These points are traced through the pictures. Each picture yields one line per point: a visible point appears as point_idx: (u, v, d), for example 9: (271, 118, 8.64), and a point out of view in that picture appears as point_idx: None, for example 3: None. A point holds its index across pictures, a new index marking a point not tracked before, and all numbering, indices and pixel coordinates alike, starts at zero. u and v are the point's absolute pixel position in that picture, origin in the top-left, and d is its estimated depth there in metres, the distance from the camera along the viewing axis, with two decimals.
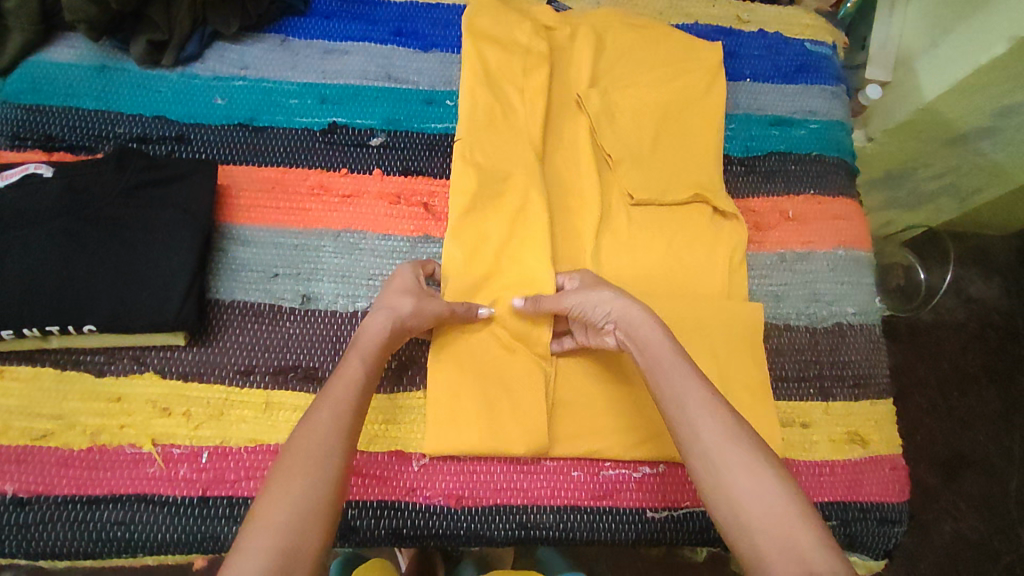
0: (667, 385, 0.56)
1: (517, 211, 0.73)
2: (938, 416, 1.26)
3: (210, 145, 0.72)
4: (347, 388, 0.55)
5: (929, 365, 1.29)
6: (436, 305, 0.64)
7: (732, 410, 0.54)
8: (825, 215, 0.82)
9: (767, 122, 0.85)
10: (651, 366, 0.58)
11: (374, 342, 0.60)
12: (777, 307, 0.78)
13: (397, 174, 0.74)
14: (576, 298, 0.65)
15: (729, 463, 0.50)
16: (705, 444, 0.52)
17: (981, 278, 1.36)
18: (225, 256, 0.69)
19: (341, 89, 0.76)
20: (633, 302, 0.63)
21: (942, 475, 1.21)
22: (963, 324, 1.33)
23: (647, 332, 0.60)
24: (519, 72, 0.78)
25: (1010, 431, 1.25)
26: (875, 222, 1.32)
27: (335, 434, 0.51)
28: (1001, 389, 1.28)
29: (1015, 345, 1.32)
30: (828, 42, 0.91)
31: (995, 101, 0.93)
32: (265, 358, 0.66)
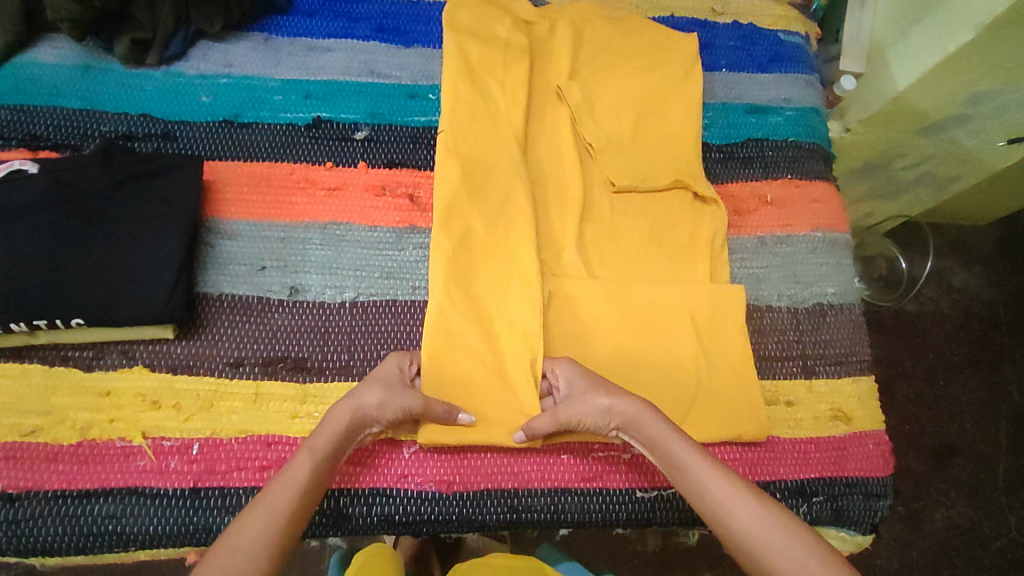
0: (691, 483, 0.57)
1: (501, 202, 0.74)
2: (925, 405, 1.28)
3: (195, 141, 0.73)
4: (286, 488, 0.53)
5: (913, 354, 1.32)
6: (404, 398, 0.62)
7: (754, 492, 0.55)
8: (803, 198, 0.83)
9: (744, 110, 0.87)
10: (667, 463, 0.59)
11: (326, 438, 0.58)
12: (759, 288, 0.79)
13: (382, 166, 0.75)
14: (578, 412, 0.63)
15: (772, 552, 0.50)
16: (739, 535, 0.52)
17: (961, 265, 1.39)
18: (213, 250, 0.69)
19: (325, 85, 0.77)
20: (628, 401, 0.62)
21: (930, 463, 1.23)
22: (944, 310, 1.35)
23: (653, 431, 0.60)
24: (499, 66, 0.80)
25: (996, 419, 1.28)
26: (857, 213, 1.35)
27: (262, 538, 0.49)
28: (985, 377, 1.31)
29: (995, 330, 1.34)
30: (801, 32, 0.93)
31: (969, 89, 0.96)
32: (254, 349, 0.66)
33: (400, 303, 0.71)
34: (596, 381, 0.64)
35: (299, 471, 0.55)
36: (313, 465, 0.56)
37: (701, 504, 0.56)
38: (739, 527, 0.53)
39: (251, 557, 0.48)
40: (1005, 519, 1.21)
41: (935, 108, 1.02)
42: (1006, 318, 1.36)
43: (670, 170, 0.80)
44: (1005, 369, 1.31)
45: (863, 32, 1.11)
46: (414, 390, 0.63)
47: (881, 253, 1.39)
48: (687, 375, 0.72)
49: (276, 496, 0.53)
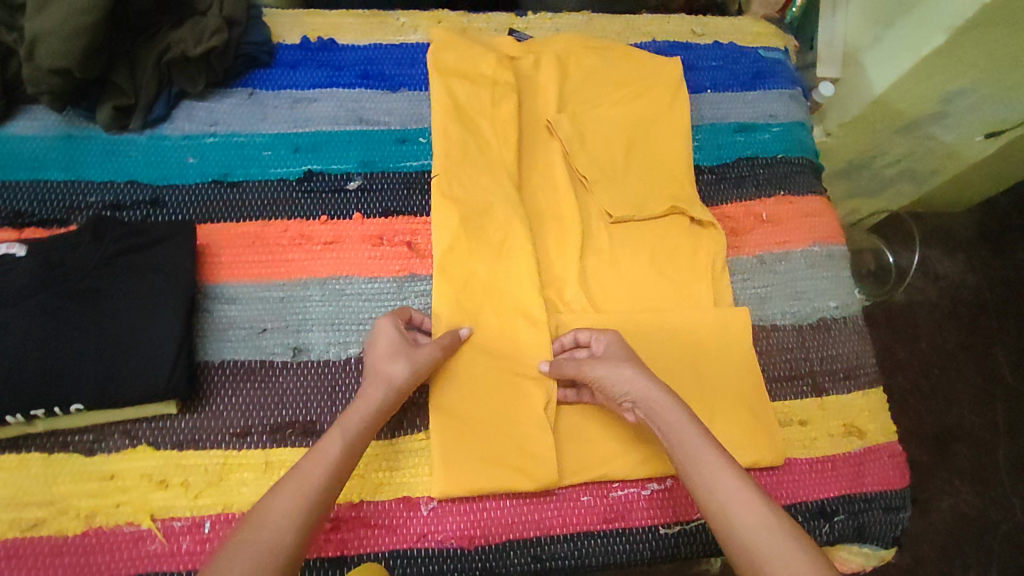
0: (698, 475, 0.56)
1: (500, 242, 0.74)
2: (923, 396, 1.29)
3: (186, 205, 0.71)
4: (316, 467, 0.54)
5: (906, 346, 1.33)
6: (425, 352, 0.63)
7: (761, 493, 0.54)
8: (798, 214, 0.84)
9: (733, 129, 0.87)
10: (676, 450, 0.58)
11: (357, 418, 0.59)
12: (763, 308, 0.79)
13: (378, 216, 0.74)
14: (600, 368, 0.63)
15: (773, 560, 0.49)
16: (740, 534, 0.52)
17: (945, 254, 1.41)
18: (212, 316, 0.68)
19: (314, 136, 0.76)
20: (654, 383, 0.61)
21: (934, 452, 1.24)
22: (934, 301, 1.37)
23: (670, 417, 0.59)
24: (488, 104, 0.79)
25: (993, 403, 1.29)
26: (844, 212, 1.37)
27: (291, 519, 0.51)
28: (978, 363, 1.32)
29: (983, 316, 1.36)
30: (780, 47, 0.95)
31: (941, 90, 1.02)
32: (261, 416, 0.65)
33: None
34: (629, 356, 0.65)
35: (330, 449, 0.56)
36: (343, 443, 0.57)
37: (704, 495, 0.55)
38: (741, 525, 0.52)
39: (284, 530, 0.50)
40: (1010, 502, 1.22)
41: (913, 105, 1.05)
42: (993, 303, 1.38)
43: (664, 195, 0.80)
44: (996, 353, 1.33)
45: (837, 39, 1.16)
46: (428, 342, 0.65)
47: (869, 247, 1.41)
48: (699, 403, 0.71)
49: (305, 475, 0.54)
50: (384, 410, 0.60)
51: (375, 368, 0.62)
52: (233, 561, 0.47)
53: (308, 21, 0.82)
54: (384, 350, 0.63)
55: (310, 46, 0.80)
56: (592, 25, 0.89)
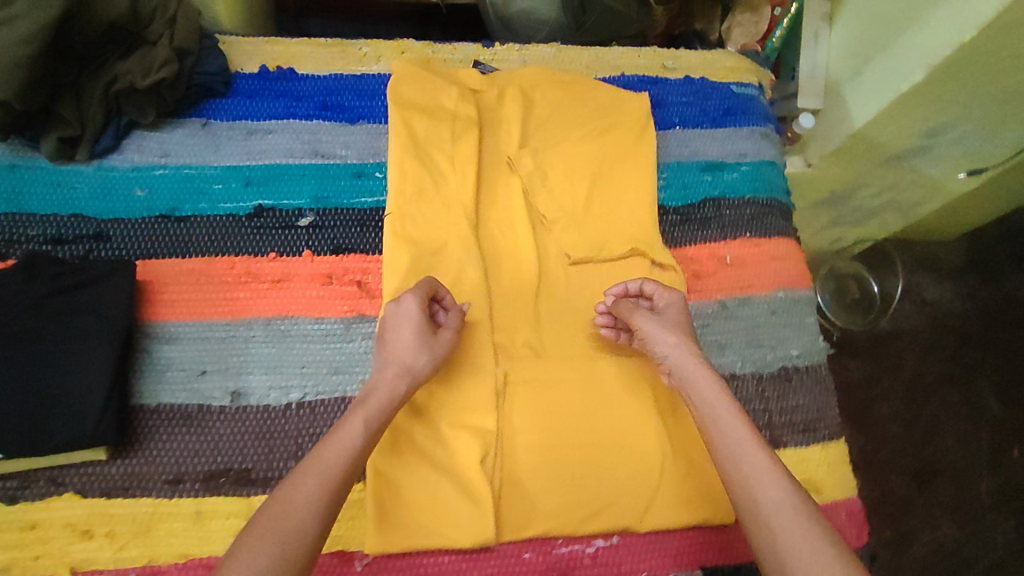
0: (725, 446, 0.59)
1: (452, 284, 0.72)
2: (905, 426, 1.30)
3: (130, 240, 0.69)
4: (337, 452, 0.55)
5: (892, 375, 1.34)
6: (443, 342, 0.65)
7: (785, 472, 0.57)
8: (763, 256, 0.82)
9: (700, 168, 0.85)
10: (706, 420, 0.61)
11: (379, 404, 0.59)
12: (722, 356, 0.77)
13: (329, 254, 0.72)
14: (648, 327, 0.67)
15: (789, 534, 0.52)
16: (761, 507, 0.54)
17: (934, 282, 1.42)
18: (150, 356, 0.66)
19: (266, 170, 0.74)
20: (694, 354, 0.65)
21: (913, 486, 1.25)
22: (921, 330, 1.38)
23: (706, 390, 0.62)
24: (447, 139, 0.77)
25: (977, 436, 1.30)
26: (827, 238, 1.39)
27: (311, 507, 0.52)
28: (963, 394, 1.33)
29: (970, 347, 1.36)
30: (754, 83, 0.92)
31: (925, 122, 1.02)
32: (195, 463, 0.63)
33: (350, 400, 0.68)
34: (681, 325, 0.68)
35: (351, 433, 0.57)
36: (362, 427, 0.58)
37: (729, 466, 0.58)
38: (763, 499, 0.55)
39: (304, 519, 0.52)
40: (991, 536, 1.23)
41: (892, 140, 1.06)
42: (979, 332, 1.38)
43: (625, 238, 0.78)
44: (982, 384, 1.34)
45: (819, 69, 1.12)
46: (445, 329, 0.66)
47: (853, 274, 1.41)
48: (652, 456, 0.69)
49: (325, 461, 0.55)
50: (401, 399, 0.61)
51: (391, 355, 0.63)
52: (253, 553, 0.49)
53: (267, 49, 0.79)
54: (405, 340, 0.63)
55: (268, 76, 0.78)
56: (561, 58, 0.87)
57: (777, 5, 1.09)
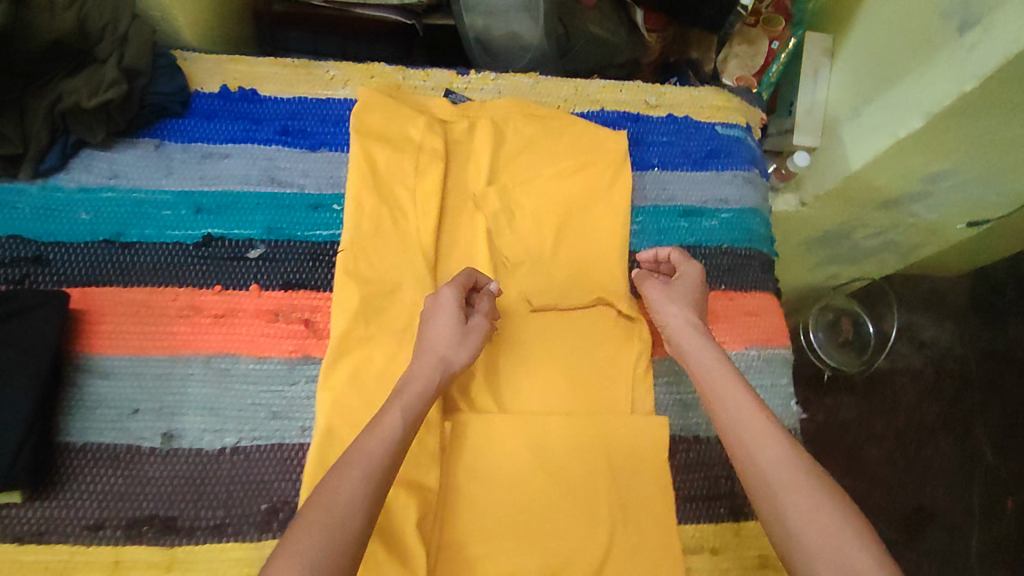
0: (723, 410, 0.62)
1: (404, 327, 0.69)
2: (896, 469, 1.32)
3: (69, 266, 0.66)
4: (378, 445, 0.54)
5: (885, 418, 1.36)
6: (477, 328, 0.66)
7: (784, 432, 0.58)
8: (738, 310, 0.78)
9: (677, 213, 0.81)
10: (707, 386, 0.64)
11: (416, 397, 0.59)
12: (686, 417, 0.73)
13: (277, 290, 0.69)
14: (656, 299, 0.72)
15: (787, 491, 0.54)
16: (760, 465, 0.56)
17: (933, 322, 1.44)
18: (81, 392, 0.63)
19: (218, 197, 0.71)
20: (697, 324, 0.69)
21: (902, 532, 1.27)
22: (919, 371, 1.40)
23: (709, 358, 0.66)
24: (410, 172, 0.74)
25: (970, 483, 1.32)
26: (822, 275, 1.35)
27: (356, 502, 0.51)
28: (957, 440, 1.35)
29: (968, 392, 1.39)
30: (741, 123, 0.89)
31: (924, 170, 0.97)
32: (118, 509, 0.60)
33: (288, 447, 0.65)
34: (691, 296, 0.71)
35: (389, 426, 0.56)
36: (401, 420, 0.57)
37: (728, 429, 0.60)
38: (760, 457, 0.57)
39: (350, 511, 0.50)
40: None
41: (891, 184, 1.01)
42: (979, 376, 1.40)
43: (591, 286, 0.75)
44: (977, 430, 1.36)
45: (817, 105, 1.08)
46: (479, 316, 0.67)
47: (847, 314, 1.39)
48: (603, 524, 0.65)
49: (370, 454, 0.54)
50: (436, 391, 0.61)
51: (431, 347, 0.63)
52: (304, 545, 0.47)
53: (229, 68, 0.77)
54: (441, 333, 0.63)
55: (229, 96, 0.75)
56: (538, 89, 0.84)
57: (775, 38, 1.05)
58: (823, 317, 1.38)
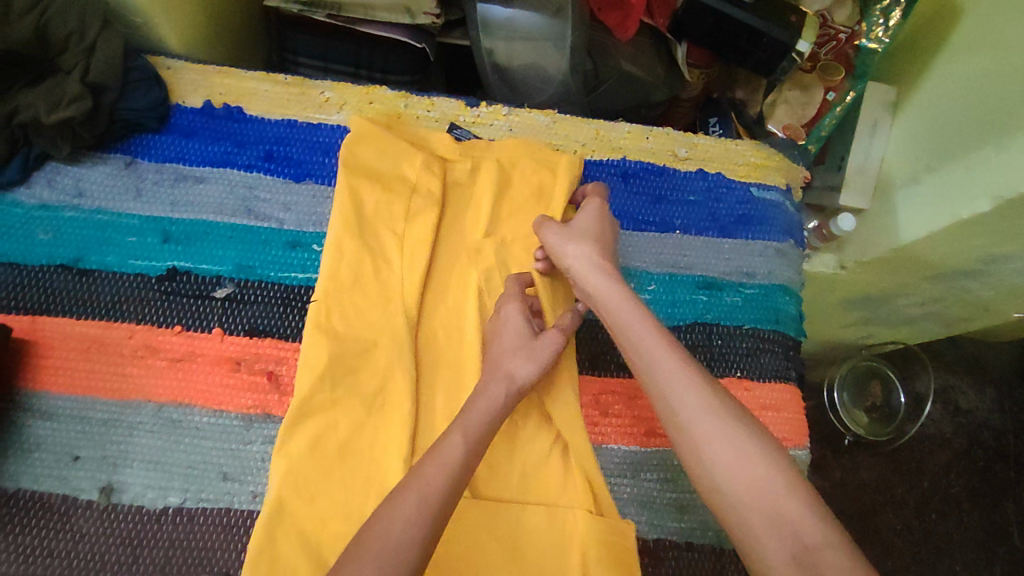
0: (638, 357, 0.57)
1: (375, 392, 0.62)
2: (913, 540, 1.23)
3: (22, 290, 0.62)
4: (437, 472, 0.52)
5: (907, 484, 1.27)
6: (548, 339, 0.64)
7: (700, 373, 0.55)
8: (753, 404, 0.70)
9: (696, 284, 0.73)
10: (620, 333, 0.59)
11: (480, 421, 0.57)
12: (679, 520, 0.65)
13: (241, 335, 0.64)
14: (556, 241, 0.65)
15: (710, 438, 0.51)
16: (682, 418, 0.53)
17: (973, 388, 1.34)
18: (19, 433, 0.59)
19: (189, 226, 0.66)
20: (604, 265, 0.63)
21: None
22: (950, 440, 1.30)
23: (610, 299, 0.61)
24: (399, 216, 0.68)
25: (994, 562, 1.23)
26: (853, 333, 1.23)
27: (413, 531, 0.48)
28: (984, 515, 1.25)
29: (1005, 467, 1.29)
30: (779, 185, 0.79)
31: (984, 251, 0.86)
32: (42, 568, 0.55)
33: (234, 514, 0.59)
34: (590, 230, 0.66)
35: (452, 453, 0.53)
36: (465, 446, 0.54)
37: (645, 379, 0.56)
38: (681, 407, 0.53)
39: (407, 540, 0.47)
40: None
41: (946, 260, 0.91)
42: (1016, 451, 1.30)
43: (586, 360, 0.69)
44: (1008, 506, 1.26)
45: (871, 164, 0.98)
46: (551, 330, 0.65)
47: (878, 377, 1.28)
48: None
49: (427, 481, 0.51)
50: (502, 411, 0.58)
51: (500, 363, 0.61)
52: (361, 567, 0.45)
53: (217, 81, 0.71)
54: (507, 347, 0.62)
55: (212, 113, 0.70)
56: (554, 130, 0.76)
57: (832, 87, 0.96)
58: (851, 378, 1.30)
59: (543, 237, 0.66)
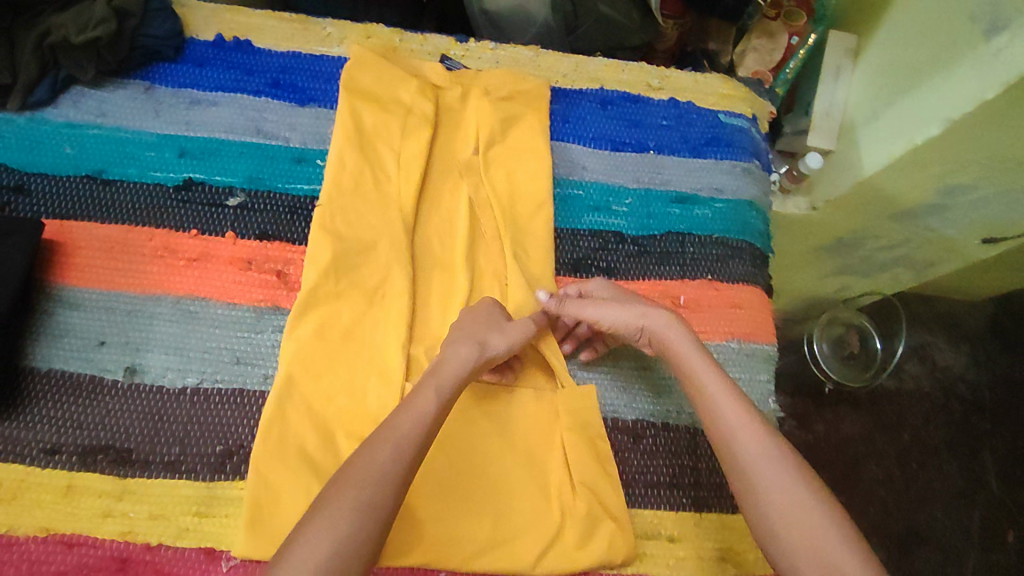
0: (708, 406, 0.62)
1: (376, 287, 0.68)
2: (893, 488, 1.27)
3: (51, 197, 0.67)
4: (410, 422, 0.57)
5: (888, 435, 1.32)
6: (523, 325, 0.67)
7: (767, 427, 0.60)
8: (722, 302, 0.76)
9: (669, 198, 0.79)
10: (690, 382, 0.63)
11: (451, 376, 0.61)
12: (657, 404, 0.72)
13: (252, 239, 0.69)
14: (606, 312, 0.67)
15: (771, 487, 0.56)
16: (746, 466, 0.58)
17: (949, 344, 1.40)
18: (50, 320, 0.64)
19: (204, 142, 0.72)
20: (668, 318, 0.66)
21: (895, 552, 1.22)
22: (927, 393, 1.35)
23: (683, 352, 0.64)
24: (397, 134, 0.74)
25: (971, 507, 1.27)
26: (830, 288, 1.30)
27: (388, 465, 0.54)
28: (962, 464, 1.30)
29: (980, 418, 1.34)
30: (745, 113, 0.86)
31: (941, 182, 0.92)
32: (75, 436, 0.61)
33: (249, 393, 0.65)
34: (632, 297, 0.70)
35: (424, 405, 0.58)
36: (435, 400, 0.59)
37: (714, 426, 0.61)
38: (748, 458, 0.58)
39: (381, 482, 0.53)
40: None
41: (907, 196, 0.97)
42: (992, 404, 1.35)
43: (568, 263, 0.75)
44: (985, 456, 1.31)
45: (835, 108, 1.05)
46: (525, 318, 0.68)
47: (853, 328, 1.34)
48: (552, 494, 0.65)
49: (403, 430, 0.56)
50: (470, 373, 0.62)
51: (472, 334, 0.64)
52: (334, 509, 0.51)
53: (227, 19, 0.77)
54: (484, 323, 0.66)
55: (223, 45, 0.76)
56: (537, 62, 0.83)
57: (795, 32, 1.01)
58: (829, 326, 1.34)
59: (593, 316, 0.67)
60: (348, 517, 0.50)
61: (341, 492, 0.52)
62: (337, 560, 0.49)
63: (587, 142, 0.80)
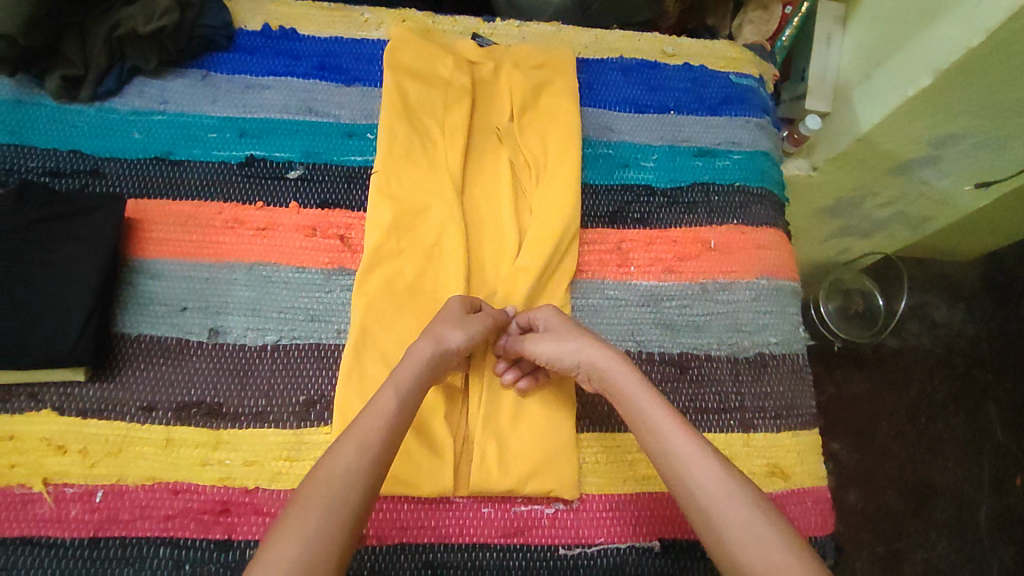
0: (656, 440, 0.60)
1: (433, 244, 0.74)
2: (905, 442, 1.33)
3: (125, 178, 0.72)
4: (374, 419, 0.58)
5: (896, 394, 1.37)
6: (478, 322, 0.67)
7: (719, 456, 0.58)
8: (747, 245, 0.82)
9: (692, 152, 0.85)
10: (636, 415, 0.62)
11: (412, 371, 0.62)
12: (697, 337, 0.77)
13: (315, 207, 0.74)
14: (545, 347, 0.67)
15: (726, 519, 0.54)
16: (699, 499, 0.56)
17: (946, 303, 1.45)
18: (134, 290, 0.69)
19: (261, 123, 0.77)
20: (601, 348, 0.66)
21: (911, 503, 1.28)
22: (930, 350, 1.41)
23: (625, 386, 0.63)
24: (439, 107, 0.80)
25: (981, 456, 1.33)
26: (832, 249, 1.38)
27: (361, 458, 0.55)
28: (968, 415, 1.36)
29: (982, 372, 1.39)
30: (753, 74, 0.93)
31: (932, 132, 0.99)
32: (168, 394, 0.65)
33: (326, 347, 0.69)
34: (573, 326, 0.69)
35: (386, 401, 0.59)
36: (397, 399, 0.60)
37: (664, 460, 0.59)
38: (700, 491, 0.56)
39: (347, 482, 0.54)
40: (986, 560, 1.26)
41: (901, 149, 1.04)
42: (992, 355, 1.40)
43: (604, 216, 0.81)
44: (988, 407, 1.36)
45: (829, 71, 1.12)
46: (483, 311, 0.68)
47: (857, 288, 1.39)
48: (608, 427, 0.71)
49: (366, 427, 0.57)
50: (432, 365, 0.63)
51: (431, 328, 0.65)
52: (304, 512, 0.51)
53: (271, 9, 0.83)
54: (441, 318, 0.66)
55: (270, 34, 0.81)
56: (559, 36, 0.89)
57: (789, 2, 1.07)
58: (833, 288, 1.40)
59: (529, 352, 0.68)
60: (315, 519, 0.51)
61: (307, 497, 0.52)
62: (309, 560, 0.49)
63: (613, 106, 0.87)
